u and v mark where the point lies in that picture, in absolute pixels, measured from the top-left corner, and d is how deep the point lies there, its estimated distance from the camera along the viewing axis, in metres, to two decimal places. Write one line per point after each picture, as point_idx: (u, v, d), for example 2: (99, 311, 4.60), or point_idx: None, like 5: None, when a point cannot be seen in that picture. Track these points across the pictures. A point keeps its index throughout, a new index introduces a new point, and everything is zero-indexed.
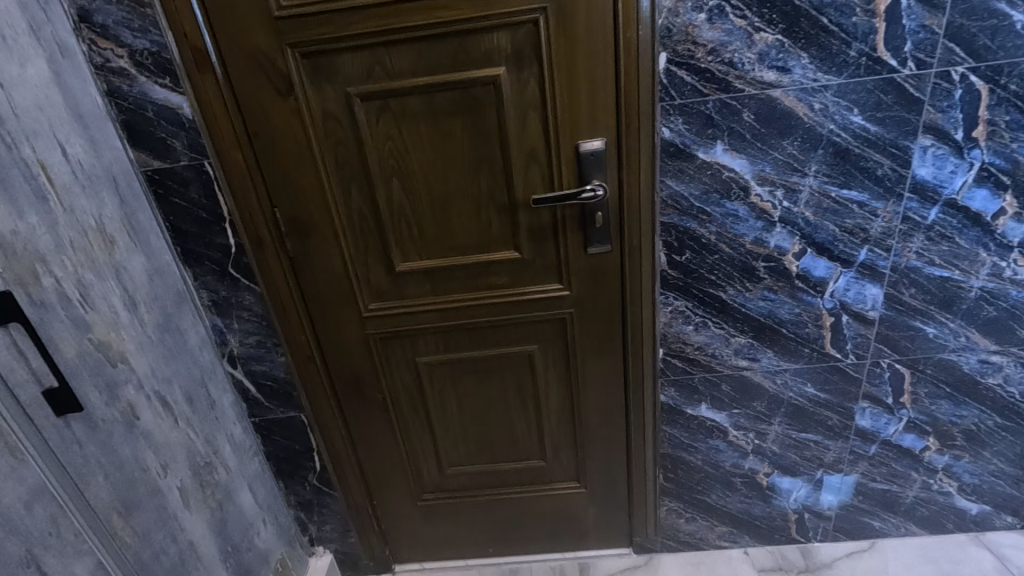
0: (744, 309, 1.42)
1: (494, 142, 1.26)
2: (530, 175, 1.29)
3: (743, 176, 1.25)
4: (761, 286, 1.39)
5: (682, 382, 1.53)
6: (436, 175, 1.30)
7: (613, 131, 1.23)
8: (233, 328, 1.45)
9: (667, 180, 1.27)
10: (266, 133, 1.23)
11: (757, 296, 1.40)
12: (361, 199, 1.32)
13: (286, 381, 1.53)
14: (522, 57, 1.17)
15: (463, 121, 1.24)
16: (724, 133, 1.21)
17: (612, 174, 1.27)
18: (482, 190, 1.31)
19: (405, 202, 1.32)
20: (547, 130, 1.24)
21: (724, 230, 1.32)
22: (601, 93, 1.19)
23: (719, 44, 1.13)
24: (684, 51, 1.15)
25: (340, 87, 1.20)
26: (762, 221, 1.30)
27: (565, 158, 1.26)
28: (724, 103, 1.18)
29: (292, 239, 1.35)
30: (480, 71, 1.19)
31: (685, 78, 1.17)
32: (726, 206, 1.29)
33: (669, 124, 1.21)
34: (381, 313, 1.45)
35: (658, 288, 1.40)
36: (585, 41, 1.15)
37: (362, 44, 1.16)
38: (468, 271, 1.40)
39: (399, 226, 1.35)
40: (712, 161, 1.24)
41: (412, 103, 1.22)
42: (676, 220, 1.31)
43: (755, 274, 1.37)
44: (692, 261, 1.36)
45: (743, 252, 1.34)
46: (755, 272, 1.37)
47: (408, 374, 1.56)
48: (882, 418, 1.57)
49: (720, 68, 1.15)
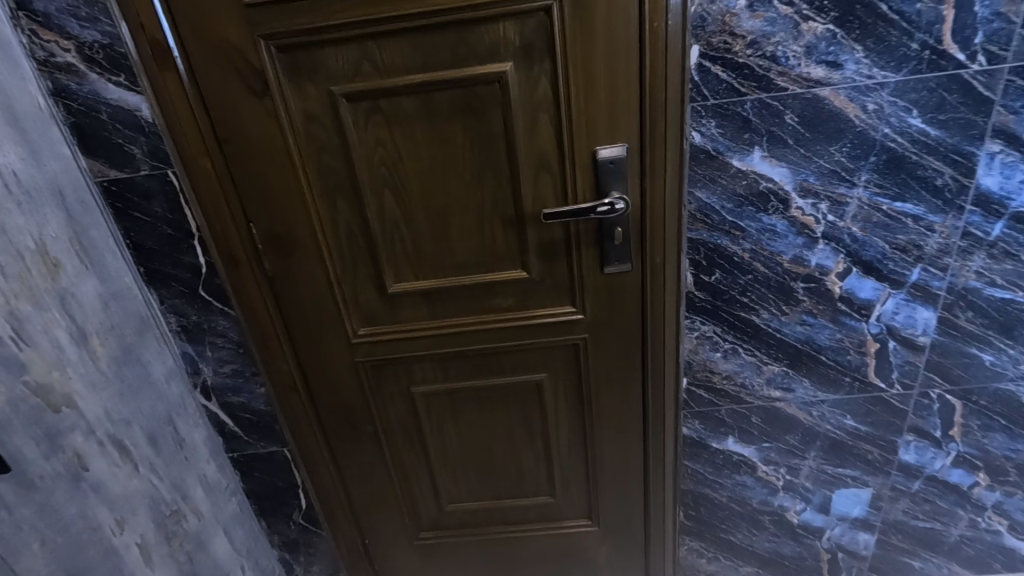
0: (779, 334, 1.27)
1: (500, 149, 1.11)
2: (540, 185, 1.13)
3: (782, 186, 1.10)
4: (799, 309, 1.23)
5: (707, 414, 1.38)
6: (434, 186, 1.14)
7: (635, 136, 1.08)
8: (206, 356, 1.29)
9: (696, 191, 1.11)
10: (239, 138, 1.07)
11: (794, 320, 1.25)
12: (348, 212, 1.16)
13: (266, 413, 1.38)
14: (533, 51, 1.02)
15: (465, 125, 1.08)
16: (763, 139, 1.06)
17: (634, 185, 1.12)
18: (485, 202, 1.16)
19: (399, 217, 1.17)
20: (560, 135, 1.08)
21: (759, 247, 1.16)
22: (623, 94, 1.04)
23: (760, 36, 0.98)
24: (719, 43, 0.99)
25: (323, 85, 1.04)
26: (802, 238, 1.15)
27: (581, 167, 1.11)
28: (764, 104, 1.03)
29: (271, 258, 1.20)
30: (483, 67, 1.03)
31: (720, 75, 1.01)
32: (762, 221, 1.14)
33: (701, 127, 1.05)
34: (372, 339, 1.29)
35: (683, 311, 1.25)
36: (605, 32, 1.00)
37: (347, 36, 1.00)
38: (470, 293, 1.25)
39: (391, 244, 1.20)
40: (748, 170, 1.09)
41: (404, 104, 1.06)
42: (705, 236, 1.15)
43: (792, 295, 1.22)
44: (722, 281, 1.21)
45: (780, 271, 1.19)
46: (793, 294, 1.22)
47: (403, 404, 1.40)
48: (928, 452, 1.42)
49: (760, 64, 1.00)
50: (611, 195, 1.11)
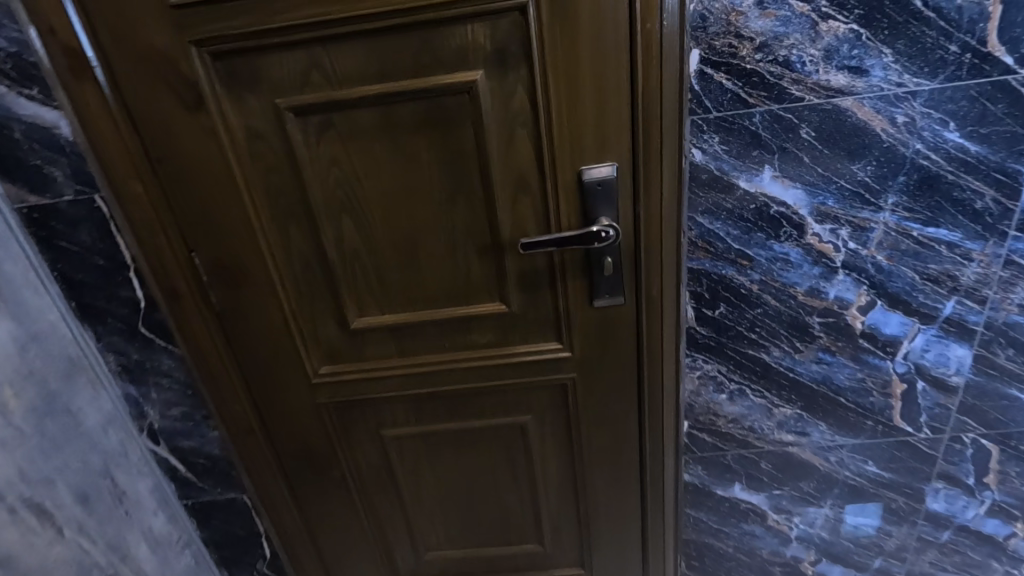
0: (792, 374, 1.12)
1: (472, 169, 0.96)
2: (519, 210, 0.99)
3: (797, 210, 0.96)
4: (815, 346, 1.09)
5: (711, 459, 1.24)
6: (397, 211, 1.00)
7: (627, 155, 0.93)
8: (151, 398, 1.16)
9: (696, 216, 0.97)
10: (174, 159, 0.94)
11: (810, 358, 1.10)
12: (302, 240, 1.03)
13: (222, 458, 1.24)
14: (507, 57, 0.88)
15: (431, 142, 0.94)
16: (774, 156, 0.91)
17: (626, 209, 0.97)
18: (457, 228, 1.02)
19: (359, 245, 1.03)
20: (540, 154, 0.94)
21: (770, 278, 1.02)
22: (611, 106, 0.90)
23: (771, 38, 0.84)
24: (723, 47, 0.85)
25: (267, 98, 0.91)
26: (820, 267, 1.01)
27: (564, 189, 0.96)
28: (776, 117, 0.89)
29: (218, 291, 1.06)
30: (449, 75, 0.89)
31: (725, 84, 0.87)
32: (773, 249, 0.99)
33: (702, 144, 0.91)
34: (335, 379, 1.16)
35: (683, 349, 1.11)
36: (590, 34, 0.85)
37: (291, 41, 0.87)
38: (443, 328, 1.11)
39: (352, 275, 1.06)
40: (758, 192, 0.94)
41: (361, 119, 0.93)
42: (708, 266, 1.01)
43: (807, 331, 1.07)
44: (728, 316, 1.06)
45: (793, 304, 1.05)
46: (808, 329, 1.07)
47: (373, 448, 1.26)
48: (959, 501, 1.27)
49: (772, 70, 0.86)
50: (600, 221, 0.97)
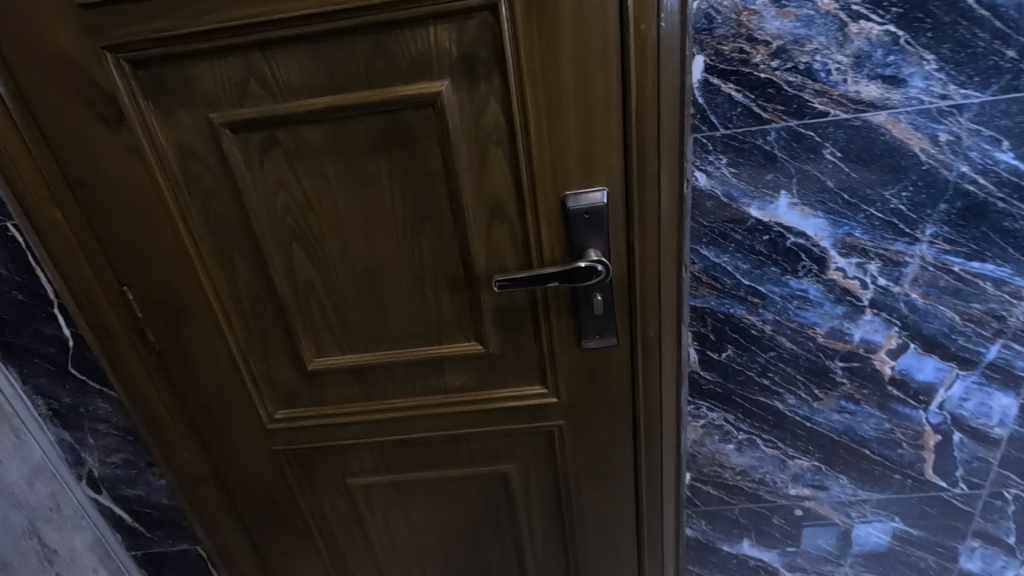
0: (810, 423, 0.98)
1: (440, 193, 0.83)
2: (494, 240, 0.86)
3: (818, 242, 0.82)
4: (836, 393, 0.95)
5: (716, 514, 1.10)
6: (356, 241, 0.87)
7: (618, 178, 0.80)
8: (88, 444, 1.04)
9: (700, 249, 0.84)
10: (96, 182, 0.82)
11: (831, 406, 0.97)
12: (249, 273, 0.90)
13: (171, 508, 1.12)
14: (476, 64, 0.74)
15: (391, 162, 0.81)
16: (792, 181, 0.78)
17: (619, 240, 0.84)
18: (424, 260, 0.89)
19: (315, 279, 0.91)
20: (518, 177, 0.80)
21: (785, 318, 0.89)
22: (600, 122, 0.76)
23: (790, 42, 0.70)
24: (732, 53, 0.71)
25: (198, 113, 0.78)
26: (844, 306, 0.87)
27: (546, 218, 0.83)
28: (795, 136, 0.75)
29: (155, 329, 0.94)
30: (409, 86, 0.76)
31: (734, 97, 0.73)
32: (789, 286, 0.86)
33: (707, 166, 0.78)
34: (294, 424, 1.04)
35: (684, 395, 0.98)
36: (573, 37, 0.72)
37: (222, 46, 0.74)
38: (412, 370, 0.98)
39: (308, 311, 0.93)
40: (772, 221, 0.81)
41: (308, 136, 0.80)
42: (713, 304, 0.88)
43: (828, 377, 0.94)
44: (736, 359, 0.93)
45: (812, 347, 0.91)
46: (828, 375, 0.94)
47: (339, 497, 1.14)
48: (998, 561, 1.12)
49: (791, 80, 0.72)
50: (587, 255, 0.83)
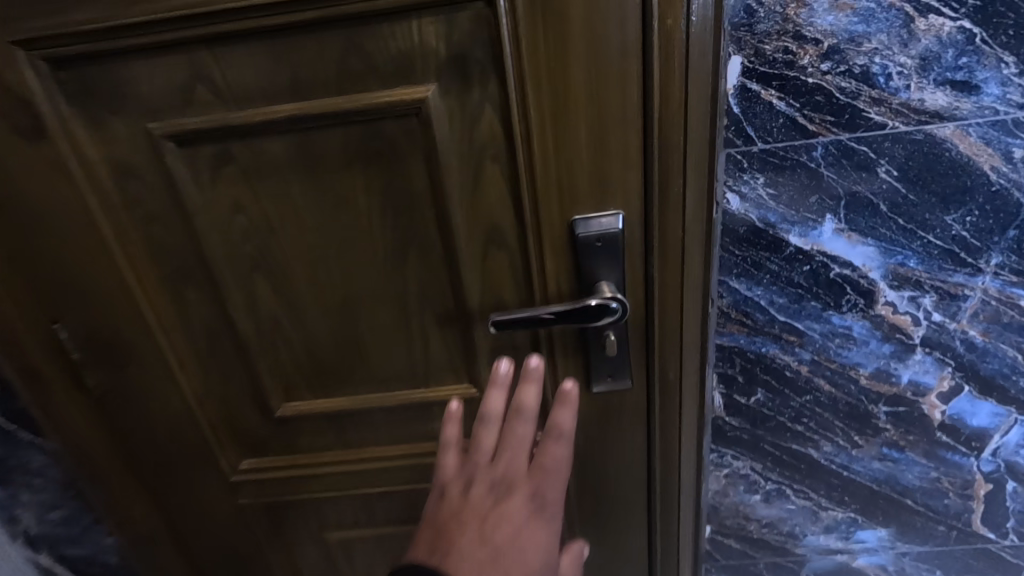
0: (847, 472, 0.87)
1: (427, 216, 0.71)
2: (491, 270, 0.74)
3: (866, 273, 0.71)
4: (877, 440, 0.84)
5: (738, 568, 0.99)
6: (329, 271, 0.75)
7: (636, 200, 0.68)
8: (21, 500, 0.90)
9: (730, 281, 0.72)
10: (16, 204, 0.69)
11: (871, 454, 0.85)
12: (202, 308, 0.77)
13: (121, 569, 0.98)
14: (468, 66, 0.62)
15: (369, 180, 0.69)
16: (839, 204, 0.67)
17: (636, 271, 0.72)
18: (409, 293, 0.76)
19: (281, 314, 0.78)
20: (518, 198, 0.68)
21: (824, 358, 0.77)
22: (616, 135, 0.64)
23: (845, 41, 0.58)
24: (776, 53, 0.59)
25: (135, 122, 0.65)
26: (891, 345, 0.76)
27: (551, 245, 0.71)
28: (846, 152, 0.64)
29: (95, 371, 0.81)
30: (387, 90, 0.64)
31: (776, 106, 0.61)
32: (831, 323, 0.74)
33: (741, 187, 0.66)
34: (261, 475, 0.91)
35: (706, 442, 0.86)
36: (585, 34, 0.59)
37: (159, 42, 0.61)
38: (396, 415, 0.86)
39: (274, 350, 0.81)
40: (815, 249, 0.69)
41: (269, 150, 0.67)
42: (742, 343, 0.76)
43: (869, 422, 0.82)
44: (766, 404, 0.81)
45: (854, 390, 0.80)
46: (870, 420, 0.82)
47: (315, 553, 1.01)
48: None
49: (844, 86, 0.60)
50: (601, 291, 0.71)
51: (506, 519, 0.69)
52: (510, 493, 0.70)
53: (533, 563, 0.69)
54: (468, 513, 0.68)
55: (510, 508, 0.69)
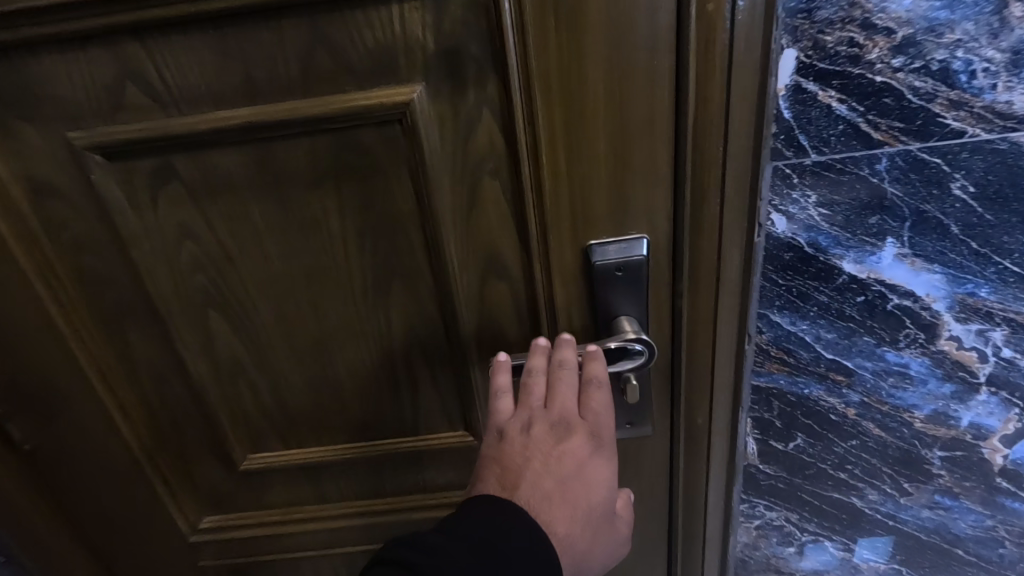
0: (893, 522, 0.77)
1: (414, 242, 0.59)
2: (490, 303, 0.63)
3: (928, 304, 0.60)
4: (930, 487, 0.74)
5: None
6: (298, 304, 0.63)
7: (663, 221, 0.57)
8: None
9: (772, 316, 0.62)
10: None
11: (921, 502, 0.75)
12: (148, 349, 0.65)
13: None
14: (463, 63, 0.51)
15: (343, 200, 0.57)
16: (903, 225, 0.56)
17: (660, 303, 0.62)
18: (393, 329, 0.65)
19: (241, 355, 0.66)
20: (523, 220, 0.57)
21: (875, 400, 0.67)
22: (641, 146, 0.53)
23: (923, 31, 0.47)
24: (838, 46, 0.48)
25: (53, 132, 0.53)
26: (953, 384, 0.66)
27: (562, 275, 0.60)
28: (915, 164, 0.53)
29: (22, 423, 0.68)
30: (362, 92, 0.52)
31: (835, 110, 0.51)
32: (885, 360, 0.64)
33: (789, 206, 0.55)
34: (226, 534, 0.79)
35: (737, 492, 0.76)
36: (605, 21, 0.48)
37: (74, 33, 0.49)
38: (383, 465, 0.75)
39: (235, 395, 0.69)
40: (872, 278, 0.59)
41: (219, 163, 0.55)
42: (782, 384, 0.67)
43: (922, 469, 0.72)
44: (807, 449, 0.71)
45: (906, 435, 0.70)
46: (922, 467, 0.72)
47: None
48: None
49: (917, 86, 0.50)
50: (624, 333, 0.59)
51: (568, 453, 0.54)
52: (570, 436, 0.55)
53: (600, 502, 0.55)
54: (528, 448, 0.53)
55: (573, 448, 0.54)
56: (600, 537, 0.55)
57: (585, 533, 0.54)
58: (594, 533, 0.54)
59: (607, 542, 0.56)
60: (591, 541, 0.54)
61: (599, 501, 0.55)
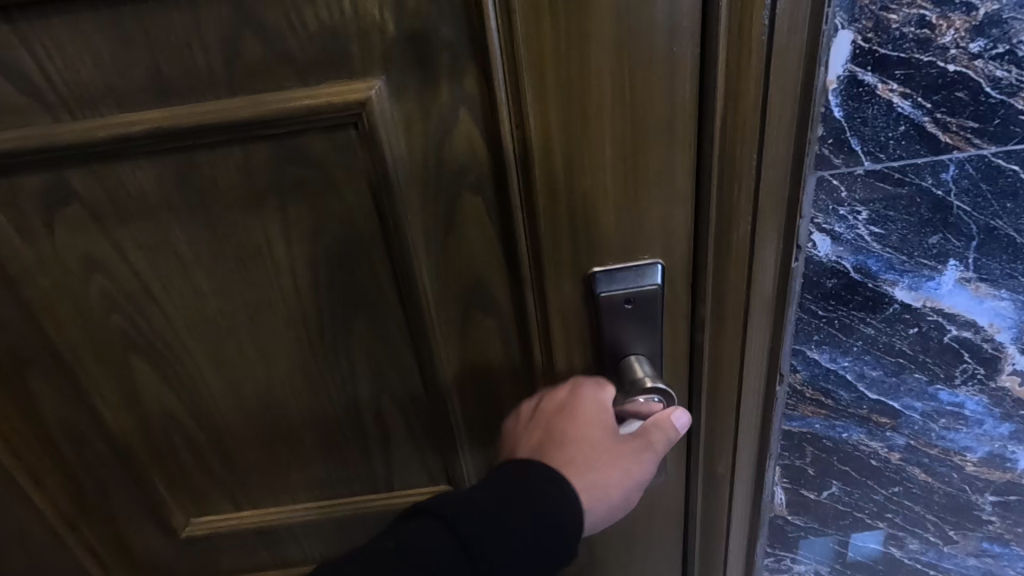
0: (934, 571, 0.67)
1: (378, 270, 0.48)
2: (474, 341, 0.52)
3: (991, 335, 0.50)
4: (977, 534, 0.63)
5: None
6: (240, 346, 0.52)
7: (683, 243, 0.47)
8: None
9: (808, 352, 0.52)
10: None
11: (967, 550, 0.64)
12: (59, 403, 0.53)
13: None
14: (433, 50, 0.40)
15: (288, 222, 0.46)
16: (968, 245, 0.46)
17: (677, 339, 0.52)
18: (357, 372, 0.54)
19: (173, 407, 0.55)
20: (511, 243, 0.47)
21: (921, 442, 0.57)
22: (657, 152, 0.43)
23: (1010, 7, 0.38)
24: (904, 26, 0.38)
25: None
26: (1012, 425, 0.54)
27: (559, 308, 0.49)
28: (989, 173, 0.43)
29: None
30: (306, 87, 0.41)
31: (896, 108, 0.41)
32: (936, 400, 0.54)
33: (836, 224, 0.46)
34: None
35: (760, 544, 0.67)
36: None
37: None
38: (352, 525, 0.64)
39: (171, 453, 0.58)
40: (928, 307, 0.49)
41: (128, 179, 0.44)
42: (818, 429, 0.57)
43: (970, 516, 0.61)
44: (841, 497, 0.62)
45: (955, 480, 0.59)
46: (972, 514, 0.61)
47: None
48: None
49: (999, 77, 0.40)
50: (639, 381, 0.48)
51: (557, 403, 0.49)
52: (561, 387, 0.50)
53: (603, 427, 0.47)
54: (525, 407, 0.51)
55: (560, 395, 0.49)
56: (621, 464, 0.47)
57: (595, 466, 0.47)
58: (609, 463, 0.47)
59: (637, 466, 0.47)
60: (608, 476, 0.47)
61: (601, 425, 0.47)
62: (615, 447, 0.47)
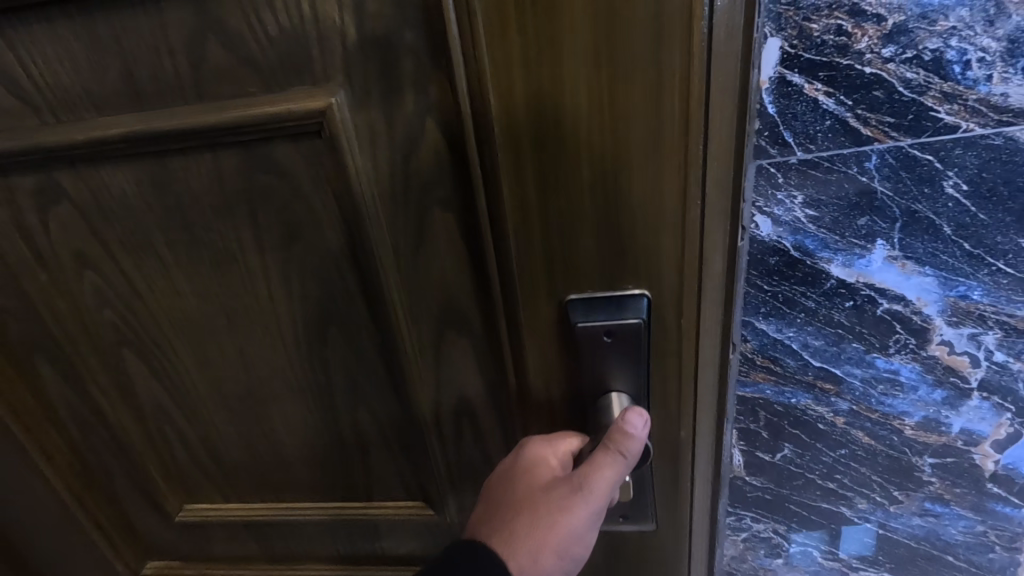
0: (883, 535, 0.56)
1: (350, 286, 0.47)
2: (448, 361, 0.50)
3: (921, 308, 0.44)
4: (919, 493, 0.53)
5: None
6: (219, 347, 0.52)
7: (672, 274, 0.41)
8: None
9: (752, 318, 0.47)
10: None
11: (911, 510, 0.54)
12: (63, 388, 0.57)
13: None
14: (398, 56, 0.37)
15: (259, 228, 0.45)
16: (893, 227, 0.41)
17: (670, 380, 0.46)
18: (332, 382, 0.53)
19: (162, 400, 0.56)
20: (481, 261, 0.43)
21: (863, 407, 0.49)
22: (638, 173, 0.38)
23: (915, 17, 0.35)
24: (824, 35, 0.36)
25: None
26: (943, 392, 0.47)
27: (536, 335, 0.46)
28: (909, 162, 0.39)
29: None
30: (268, 94, 0.40)
31: (821, 105, 0.38)
32: (874, 367, 0.47)
33: (773, 206, 0.42)
34: None
35: (720, 503, 0.58)
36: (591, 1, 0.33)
37: None
38: (334, 529, 0.64)
39: (162, 442, 0.60)
40: (861, 282, 0.43)
41: (110, 180, 0.45)
42: (769, 395, 0.50)
43: (910, 480, 0.52)
44: (793, 461, 0.53)
45: (896, 445, 0.50)
46: (913, 478, 0.52)
47: None
48: None
49: (909, 79, 0.37)
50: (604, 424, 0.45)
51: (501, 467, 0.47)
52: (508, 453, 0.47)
53: (530, 487, 0.44)
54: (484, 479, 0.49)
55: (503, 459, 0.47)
56: (552, 527, 0.42)
57: (526, 536, 0.43)
58: (540, 531, 0.43)
59: (570, 524, 0.43)
60: (540, 548, 0.42)
61: (531, 488, 0.44)
62: (545, 509, 0.43)
